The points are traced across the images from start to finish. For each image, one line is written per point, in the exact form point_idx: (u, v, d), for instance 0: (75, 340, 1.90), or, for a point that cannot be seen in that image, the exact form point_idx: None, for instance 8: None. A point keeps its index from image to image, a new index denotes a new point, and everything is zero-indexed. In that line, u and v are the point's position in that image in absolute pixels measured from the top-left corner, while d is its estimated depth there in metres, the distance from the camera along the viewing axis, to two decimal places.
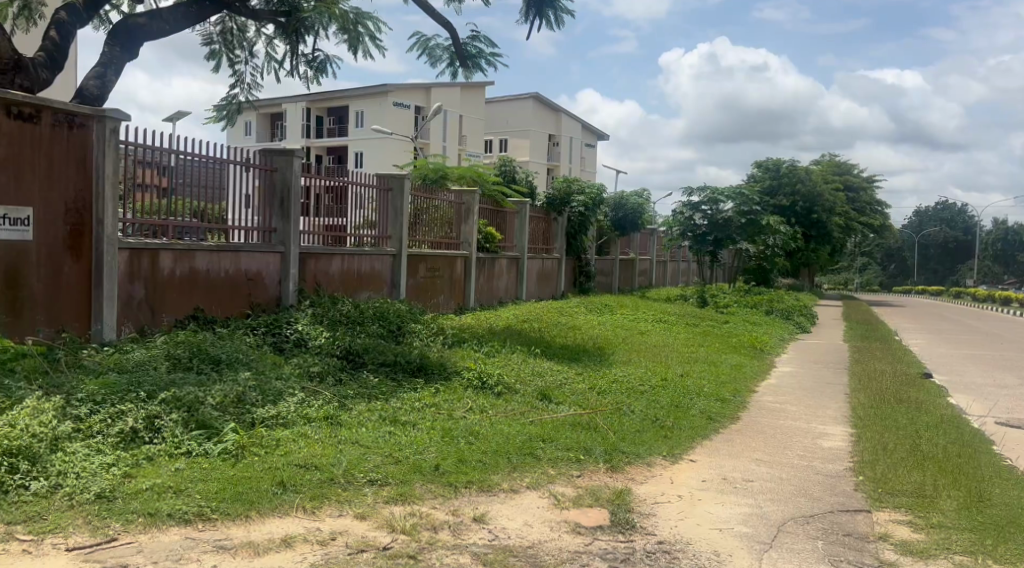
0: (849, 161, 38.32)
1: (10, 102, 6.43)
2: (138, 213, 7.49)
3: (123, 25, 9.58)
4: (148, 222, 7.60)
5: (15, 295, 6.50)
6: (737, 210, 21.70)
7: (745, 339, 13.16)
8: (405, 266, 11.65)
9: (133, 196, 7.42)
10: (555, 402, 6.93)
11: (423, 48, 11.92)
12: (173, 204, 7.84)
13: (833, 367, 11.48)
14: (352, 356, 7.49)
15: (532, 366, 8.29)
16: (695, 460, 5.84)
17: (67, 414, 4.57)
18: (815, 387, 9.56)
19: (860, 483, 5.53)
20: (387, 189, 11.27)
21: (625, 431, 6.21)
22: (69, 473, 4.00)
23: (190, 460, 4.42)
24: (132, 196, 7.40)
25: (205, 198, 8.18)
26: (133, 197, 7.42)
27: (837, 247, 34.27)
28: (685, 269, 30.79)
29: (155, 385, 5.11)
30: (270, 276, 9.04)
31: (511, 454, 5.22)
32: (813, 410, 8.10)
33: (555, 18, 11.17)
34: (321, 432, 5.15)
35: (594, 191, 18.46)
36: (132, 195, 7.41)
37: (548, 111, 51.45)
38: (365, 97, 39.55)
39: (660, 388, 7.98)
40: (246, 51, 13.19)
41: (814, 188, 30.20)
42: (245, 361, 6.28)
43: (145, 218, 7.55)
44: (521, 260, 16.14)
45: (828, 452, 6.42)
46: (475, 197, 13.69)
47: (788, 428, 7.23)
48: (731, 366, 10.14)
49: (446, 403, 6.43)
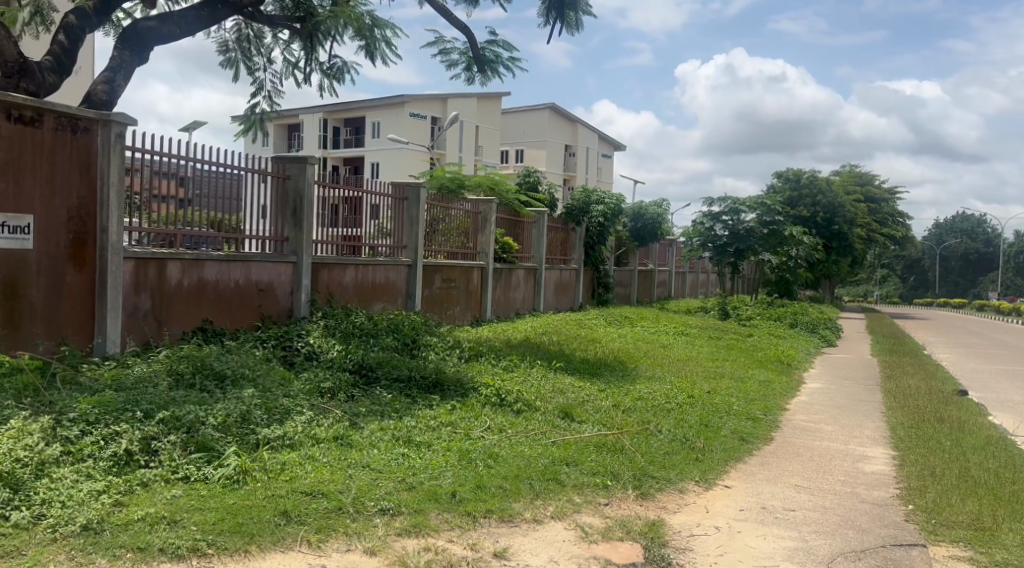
0: (869, 173, 37.70)
1: (10, 104, 6.16)
2: (154, 223, 7.27)
3: (134, 27, 9.36)
4: (162, 232, 7.35)
5: (14, 306, 6.21)
6: (758, 221, 21.28)
7: (770, 353, 12.70)
8: (420, 277, 11.33)
9: (148, 207, 7.21)
10: (577, 420, 6.55)
11: (440, 52, 11.63)
12: (189, 215, 7.63)
13: (865, 383, 11.00)
14: (365, 371, 7.18)
15: (552, 382, 7.89)
16: (730, 486, 5.44)
17: (56, 436, 4.23)
18: (849, 406, 9.11)
19: (911, 513, 5.12)
20: (403, 198, 10.95)
21: (653, 454, 5.81)
22: (53, 503, 3.67)
23: (188, 487, 4.09)
24: (148, 207, 7.20)
25: (222, 209, 7.97)
26: (148, 208, 7.21)
27: (858, 260, 33.60)
28: (705, 281, 30.28)
29: (153, 404, 4.76)
30: (282, 287, 8.73)
31: (532, 480, 4.84)
32: (850, 430, 7.67)
33: (575, 20, 10.86)
34: (329, 455, 4.81)
35: (614, 202, 18.09)
36: (150, 206, 7.21)
37: (565, 122, 51.27)
38: (382, 108, 39.48)
39: (688, 406, 7.57)
40: (264, 58, 12.97)
41: (835, 199, 29.70)
42: (252, 377, 5.94)
43: (161, 228, 7.33)
44: (539, 271, 15.78)
45: (871, 478, 5.99)
46: (492, 206, 13.40)
47: (825, 450, 6.81)
48: (760, 383, 9.71)
49: (464, 422, 6.07)
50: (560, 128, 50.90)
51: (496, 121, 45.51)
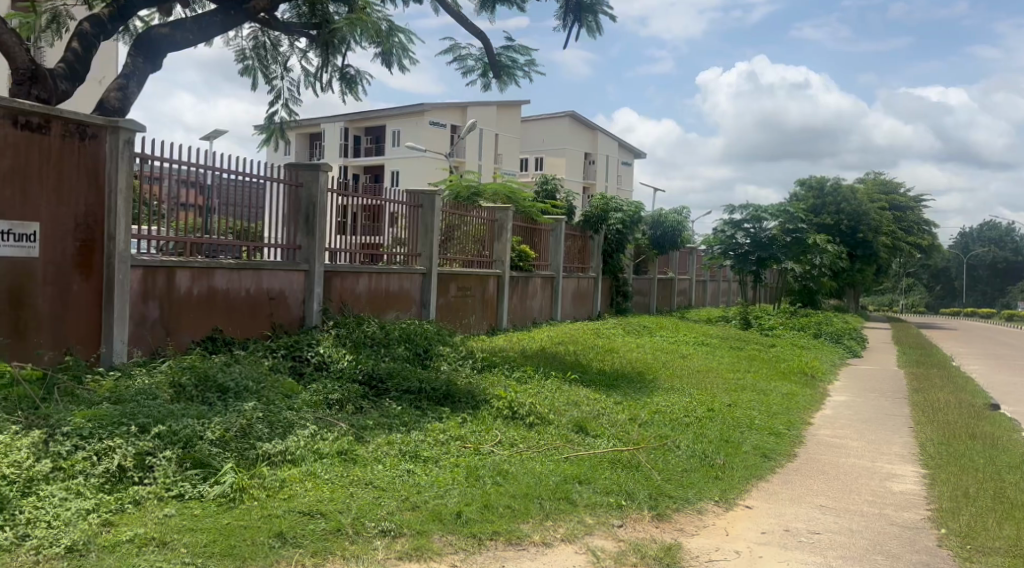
0: (894, 180, 37.03)
1: (17, 111, 6.07)
2: (177, 231, 7.30)
3: (147, 34, 9.28)
4: (182, 240, 7.34)
5: (18, 316, 6.10)
6: (781, 228, 20.90)
7: (794, 365, 12.38)
8: (435, 285, 11.15)
9: (173, 215, 7.25)
10: (592, 434, 6.33)
11: (455, 58, 11.48)
12: (207, 224, 7.58)
13: (892, 396, 10.64)
14: (375, 383, 7.01)
15: (567, 394, 7.66)
16: (752, 507, 5.19)
17: (47, 452, 4.08)
18: (876, 420, 8.79)
19: (944, 537, 4.83)
20: (417, 206, 10.77)
21: (670, 471, 5.57)
22: (38, 523, 3.51)
23: (181, 505, 3.92)
24: (173, 216, 7.24)
25: (242, 217, 7.93)
26: (172, 216, 7.25)
27: (883, 268, 32.96)
28: (726, 290, 29.89)
29: (150, 417, 4.60)
30: (294, 296, 8.58)
31: (542, 499, 4.61)
32: (877, 447, 7.38)
33: (594, 23, 10.65)
34: (332, 471, 4.63)
35: (632, 209, 17.81)
36: (174, 214, 7.25)
37: (585, 129, 51.09)
38: (402, 117, 39.51)
39: (708, 420, 7.31)
40: (281, 66, 12.89)
41: (859, 207, 29.22)
42: (256, 389, 5.78)
43: (182, 236, 7.34)
44: (556, 279, 15.56)
45: (900, 498, 5.71)
46: (509, 214, 13.18)
47: (852, 468, 6.53)
48: (784, 395, 9.41)
49: (474, 436, 5.87)
50: (580, 136, 50.68)
51: (516, 129, 45.39)
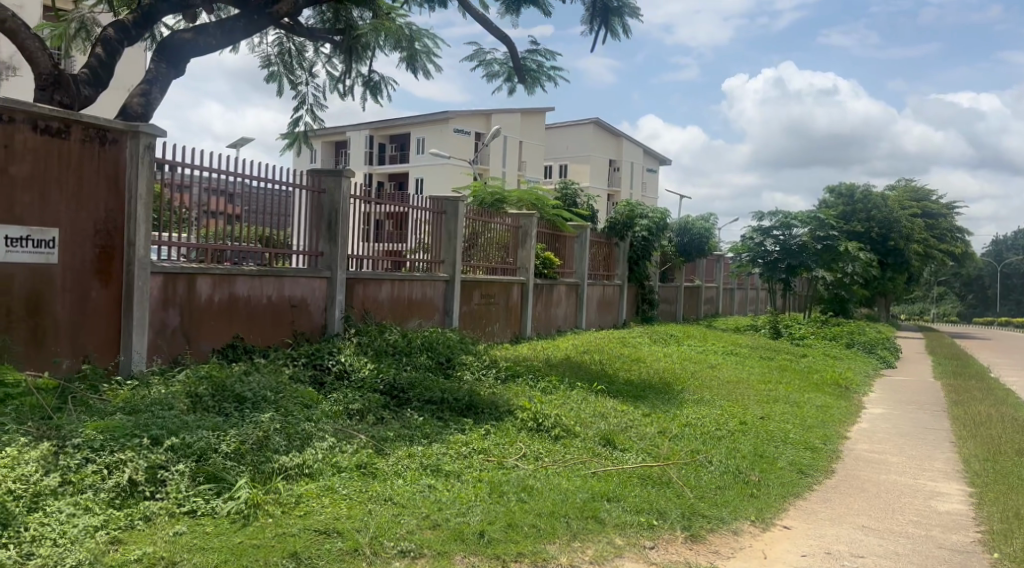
0: (926, 187, 36.24)
1: (36, 115, 5.98)
2: (202, 238, 7.21)
3: (170, 39, 9.24)
4: (208, 247, 7.26)
5: (36, 323, 6.02)
6: (811, 235, 20.48)
7: (827, 375, 12.03)
8: (458, 293, 10.98)
9: (199, 222, 7.17)
10: (620, 448, 6.10)
11: (480, 63, 11.32)
12: (233, 231, 7.49)
13: (930, 409, 10.25)
14: (396, 393, 6.84)
15: (593, 406, 7.42)
16: (790, 527, 4.93)
17: (55, 465, 3.94)
18: (915, 434, 8.45)
19: (997, 563, 4.54)
20: (441, 212, 10.60)
21: (703, 489, 5.32)
22: (44, 541, 3.36)
23: (193, 523, 3.76)
24: (198, 223, 7.16)
25: (266, 224, 7.84)
26: (199, 223, 7.18)
27: (914, 276, 32.26)
28: (754, 298, 29.42)
29: (164, 429, 4.46)
30: (316, 303, 8.45)
31: (570, 518, 4.39)
32: (918, 462, 7.07)
33: (621, 26, 10.46)
34: (350, 486, 4.45)
35: (658, 215, 17.55)
36: (201, 221, 7.18)
37: (610, 137, 50.82)
38: (426, 124, 39.51)
39: (740, 434, 7.04)
40: (306, 72, 12.83)
41: (890, 214, 28.61)
42: (274, 400, 5.62)
43: (207, 242, 7.25)
44: (581, 286, 15.33)
45: (947, 519, 5.41)
46: (534, 220, 12.98)
47: (893, 485, 6.23)
48: (818, 408, 9.09)
49: (498, 449, 5.66)
50: (604, 143, 50.38)
51: (540, 136, 45.24)
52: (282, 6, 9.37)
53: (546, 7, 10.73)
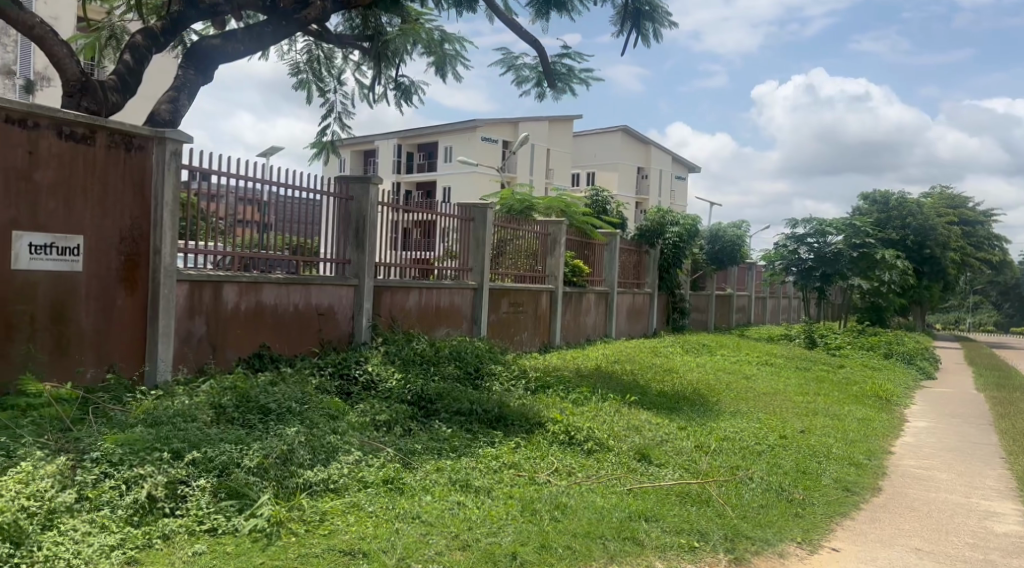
0: (962, 195, 35.36)
1: (60, 121, 5.91)
2: (235, 247, 7.13)
3: (198, 46, 9.21)
4: (240, 255, 7.18)
5: (61, 332, 5.94)
6: (847, 243, 20.01)
7: (866, 387, 11.62)
8: (486, 301, 10.79)
9: (232, 232, 7.10)
10: (655, 463, 5.87)
11: (510, 68, 11.16)
12: (265, 240, 7.42)
13: (977, 423, 9.83)
14: (424, 403, 6.67)
15: (627, 418, 7.18)
16: (839, 549, 4.66)
17: (72, 481, 3.80)
18: (964, 449, 8.08)
19: None
20: (469, 219, 10.44)
21: (745, 508, 5.05)
22: (56, 562, 3.22)
23: (213, 542, 3.60)
24: (231, 232, 7.09)
25: (298, 233, 7.75)
26: (231, 232, 7.10)
27: (952, 286, 31.47)
28: (786, 307, 28.89)
29: (185, 442, 4.32)
30: (343, 312, 8.32)
31: (607, 539, 4.17)
32: (970, 480, 6.72)
33: (654, 29, 10.23)
34: (376, 502, 4.26)
35: (689, 223, 17.28)
36: (234, 231, 7.10)
37: (638, 144, 50.51)
38: (454, 133, 39.52)
39: (781, 448, 6.76)
40: (335, 79, 12.78)
41: (927, 222, 27.90)
42: (300, 411, 5.47)
43: (239, 251, 7.17)
44: (610, 294, 15.09)
45: (1006, 542, 5.09)
46: (563, 227, 12.79)
47: (944, 504, 5.92)
48: (860, 421, 8.75)
49: (529, 463, 5.45)
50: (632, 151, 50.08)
51: (568, 144, 45.06)
52: (311, 12, 9.24)
53: (577, 10, 10.52)
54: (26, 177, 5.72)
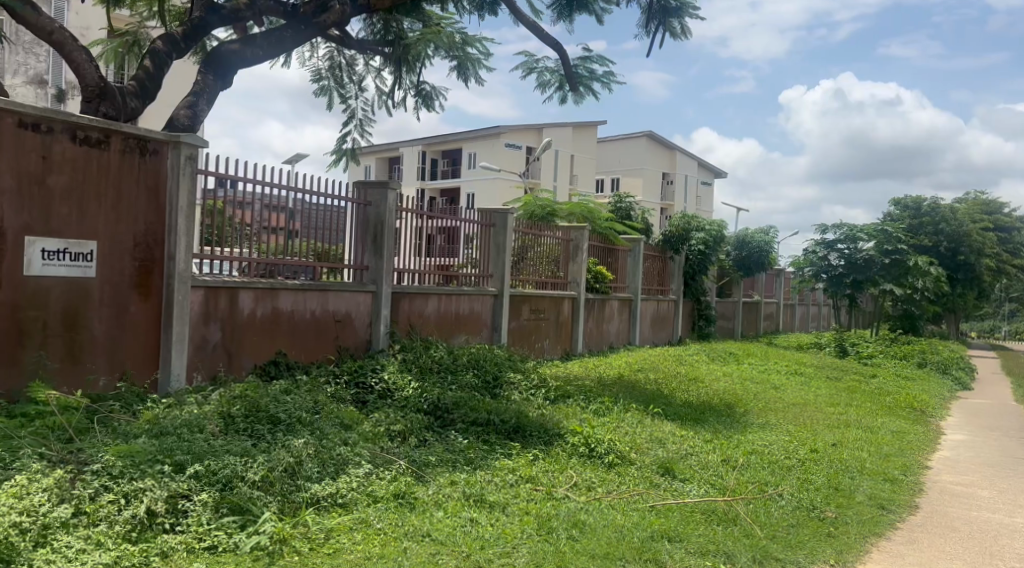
0: (998, 200, 34.46)
1: (75, 125, 5.83)
2: (261, 253, 7.10)
3: (218, 51, 9.14)
4: (265, 262, 7.13)
5: (72, 339, 5.85)
6: (879, 249, 19.43)
7: (900, 398, 11.24)
8: (507, 308, 10.60)
9: (258, 237, 7.06)
10: (680, 478, 5.63)
11: (531, 71, 10.99)
12: (290, 245, 7.37)
13: (1019, 437, 9.42)
14: (440, 413, 6.49)
15: (650, 430, 6.94)
16: None
17: (69, 495, 3.66)
18: (1005, 465, 7.71)
19: None
20: (489, 225, 10.27)
21: (773, 527, 4.80)
22: None
23: (212, 560, 3.44)
24: (258, 238, 7.05)
25: (324, 239, 7.71)
26: (257, 238, 7.05)
27: (988, 293, 30.74)
28: (815, 314, 28.37)
29: (189, 454, 4.18)
30: (361, 318, 8.17)
31: (626, 562, 3.95)
32: (1013, 498, 6.38)
33: (680, 27, 10.00)
34: (386, 519, 4.07)
35: (715, 229, 16.95)
36: (260, 237, 7.06)
37: (664, 150, 50.18)
38: (478, 139, 39.44)
39: (811, 463, 6.48)
40: (356, 86, 12.69)
41: (961, 228, 27.28)
42: (312, 421, 5.32)
43: (264, 258, 7.12)
44: (635, 301, 14.82)
45: None
46: (585, 233, 12.56)
47: (986, 524, 5.61)
48: (894, 434, 8.42)
49: (547, 476, 5.25)
50: (658, 156, 49.74)
51: (593, 149, 44.79)
52: (330, 16, 9.11)
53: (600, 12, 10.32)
54: (38, 181, 5.64)
